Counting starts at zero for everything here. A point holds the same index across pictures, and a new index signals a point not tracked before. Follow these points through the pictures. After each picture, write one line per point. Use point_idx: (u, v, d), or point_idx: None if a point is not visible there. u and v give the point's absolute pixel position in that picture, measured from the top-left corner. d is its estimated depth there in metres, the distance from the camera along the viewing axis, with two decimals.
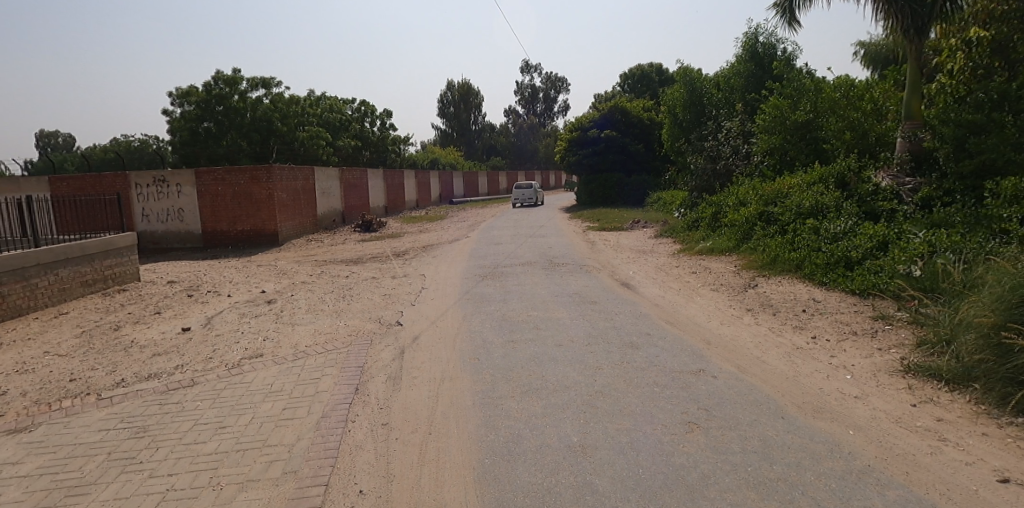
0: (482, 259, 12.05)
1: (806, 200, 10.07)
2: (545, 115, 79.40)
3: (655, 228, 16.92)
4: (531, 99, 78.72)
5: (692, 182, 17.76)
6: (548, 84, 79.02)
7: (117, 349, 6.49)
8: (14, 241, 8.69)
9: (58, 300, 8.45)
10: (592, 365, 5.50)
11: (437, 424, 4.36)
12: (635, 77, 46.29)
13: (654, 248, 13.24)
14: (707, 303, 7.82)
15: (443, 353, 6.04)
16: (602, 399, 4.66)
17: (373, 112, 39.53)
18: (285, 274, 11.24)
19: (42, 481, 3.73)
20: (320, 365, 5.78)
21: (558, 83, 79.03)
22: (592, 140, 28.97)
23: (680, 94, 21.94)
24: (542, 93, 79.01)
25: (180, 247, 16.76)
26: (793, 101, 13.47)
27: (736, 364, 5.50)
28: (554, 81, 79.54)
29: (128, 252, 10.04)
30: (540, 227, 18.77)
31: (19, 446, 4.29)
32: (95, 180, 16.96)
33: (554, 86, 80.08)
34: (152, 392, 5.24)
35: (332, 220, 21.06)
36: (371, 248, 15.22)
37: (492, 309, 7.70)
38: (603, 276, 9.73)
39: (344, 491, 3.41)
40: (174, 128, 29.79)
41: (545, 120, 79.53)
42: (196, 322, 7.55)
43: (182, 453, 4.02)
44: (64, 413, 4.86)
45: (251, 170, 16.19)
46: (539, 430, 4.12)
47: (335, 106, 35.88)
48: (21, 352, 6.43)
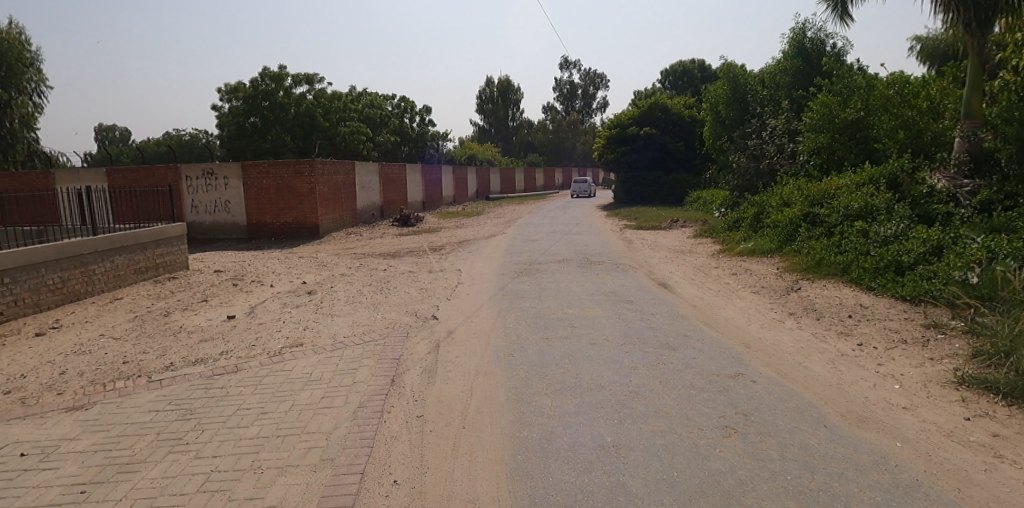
0: (517, 255, 12.05)
1: (855, 201, 9.65)
2: (584, 112, 79.10)
3: (694, 228, 16.61)
4: (570, 96, 78.61)
5: (733, 182, 17.23)
6: (587, 80, 79.03)
7: (167, 334, 6.77)
8: (74, 230, 9.13)
9: (113, 286, 8.85)
10: (627, 365, 5.43)
11: (471, 419, 4.39)
12: (675, 73, 45.52)
13: (693, 248, 12.96)
14: (747, 306, 7.60)
15: (478, 348, 6.05)
16: (637, 400, 4.60)
17: (413, 108, 40.01)
18: (324, 266, 11.49)
19: (97, 457, 3.94)
20: (358, 356, 5.89)
21: (597, 79, 79.26)
22: (631, 137, 28.53)
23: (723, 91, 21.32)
24: (580, 89, 78.71)
25: (226, 237, 17.36)
26: (843, 99, 12.97)
27: (778, 369, 5.33)
28: (593, 77, 79.31)
29: (178, 241, 10.45)
30: (577, 225, 18.63)
31: (75, 423, 4.53)
32: (147, 172, 17.56)
33: (593, 82, 79.88)
34: (199, 376, 5.44)
35: (371, 214, 21.44)
36: (407, 242, 15.36)
37: (527, 305, 7.70)
38: (640, 275, 9.57)
39: (378, 480, 3.48)
40: (222, 123, 30.97)
41: (583, 117, 78.99)
42: (240, 310, 7.79)
43: (225, 436, 4.17)
44: (118, 394, 5.09)
45: (294, 164, 16.60)
46: (573, 428, 4.09)
47: (375, 102, 36.56)
48: (78, 334, 6.77)
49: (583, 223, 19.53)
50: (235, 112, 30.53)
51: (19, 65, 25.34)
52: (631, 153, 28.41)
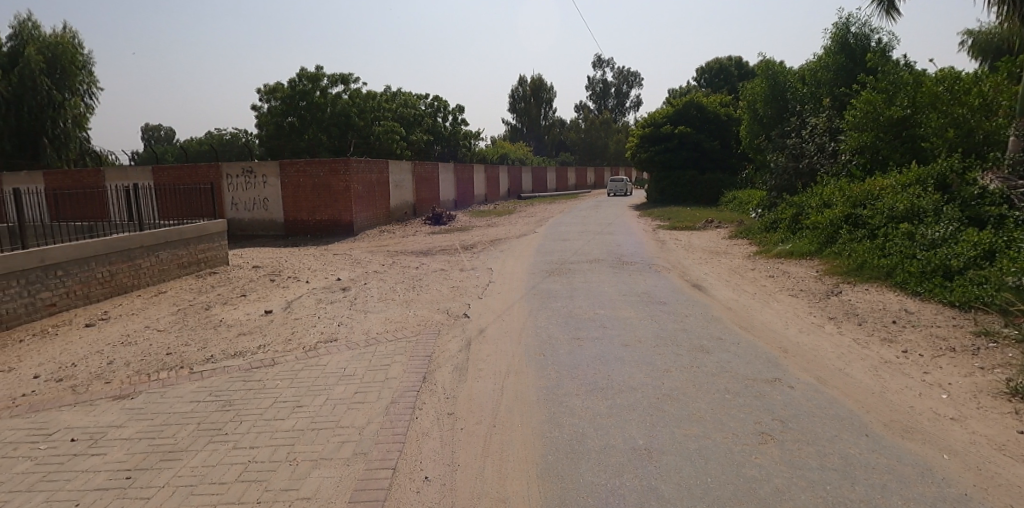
0: (548, 254, 12.02)
1: (900, 202, 9.30)
2: (617, 111, 78.48)
3: (730, 228, 16.29)
4: (603, 95, 78.17)
5: (771, 182, 16.77)
6: (621, 78, 78.47)
7: (208, 327, 6.98)
8: (122, 225, 9.49)
9: (158, 280, 9.17)
10: (659, 368, 5.34)
11: (502, 417, 4.38)
12: (711, 71, 44.64)
13: (728, 249, 12.69)
14: (784, 309, 7.41)
15: (509, 347, 6.04)
16: (670, 403, 4.52)
17: (446, 107, 40.36)
18: (358, 263, 11.68)
19: (142, 444, 4.08)
20: (391, 352, 5.96)
21: (631, 77, 78.63)
22: (665, 136, 28.16)
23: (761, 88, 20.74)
24: (614, 88, 78.15)
25: (264, 234, 17.81)
26: (888, 96, 12.48)
27: (817, 375, 5.16)
28: (626, 75, 78.70)
29: (219, 237, 10.76)
30: (609, 225, 18.48)
31: (122, 411, 4.71)
32: (189, 170, 18.13)
33: (626, 81, 79.23)
34: (237, 369, 5.58)
35: (404, 212, 21.71)
36: (439, 241, 15.49)
37: (558, 305, 7.65)
38: (673, 276, 9.41)
39: (409, 476, 3.52)
40: (261, 123, 31.87)
41: (617, 116, 78.37)
42: (276, 305, 7.97)
43: (263, 428, 4.27)
44: (161, 384, 5.28)
45: (330, 162, 16.93)
46: (604, 430, 4.05)
47: (409, 102, 37.09)
48: (125, 326, 7.05)
49: (615, 222, 19.37)
50: (274, 112, 31.38)
51: (72, 67, 26.77)
52: (664, 152, 28.02)
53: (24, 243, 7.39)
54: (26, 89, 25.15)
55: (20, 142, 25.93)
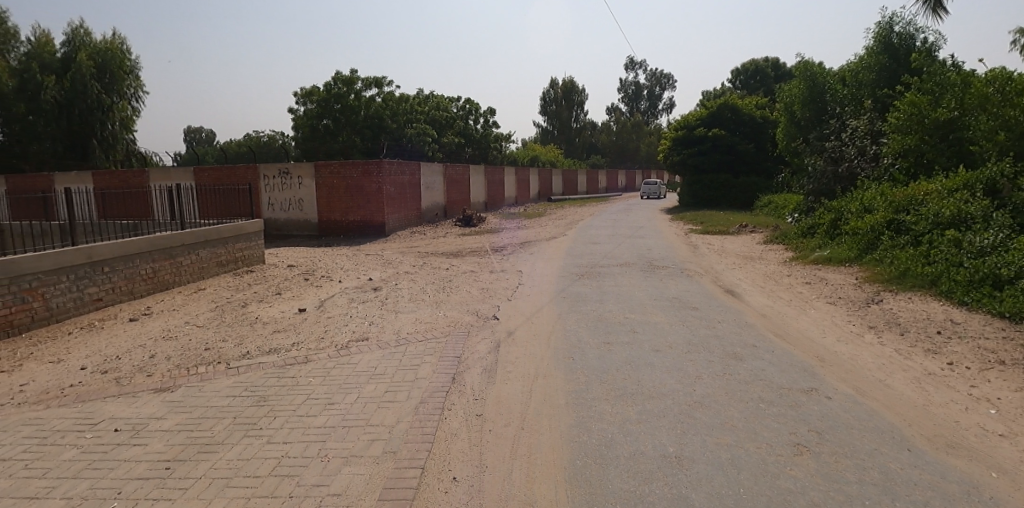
0: (578, 257, 11.96)
1: (946, 208, 8.94)
2: (649, 113, 77.73)
3: (765, 233, 15.93)
4: (635, 98, 77.58)
5: (809, 186, 16.31)
6: (653, 80, 77.78)
7: (244, 324, 7.17)
8: (164, 224, 9.83)
9: (197, 277, 9.47)
10: (691, 374, 5.24)
11: (531, 420, 4.37)
12: (747, 73, 43.82)
13: (763, 255, 12.40)
14: (821, 317, 7.19)
15: (538, 350, 6.02)
16: (701, 411, 4.43)
17: (477, 110, 40.65)
18: (390, 264, 11.83)
19: (180, 436, 4.21)
20: (420, 352, 6.01)
21: (663, 79, 77.87)
22: (698, 139, 27.76)
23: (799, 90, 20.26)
24: (646, 90, 77.44)
25: (298, 234, 18.21)
26: (934, 98, 12.12)
27: (855, 385, 4.99)
28: (659, 77, 77.97)
29: (256, 237, 11.04)
30: (640, 228, 18.29)
31: (162, 404, 4.87)
32: (229, 171, 18.66)
33: (659, 83, 78.46)
34: (271, 365, 5.71)
35: (435, 214, 21.93)
36: (469, 242, 15.57)
37: (588, 309, 7.60)
38: (706, 282, 9.24)
39: (438, 476, 3.53)
40: (297, 125, 32.62)
41: (649, 118, 77.64)
42: (310, 303, 8.13)
43: (295, 424, 4.35)
44: (199, 378, 5.44)
45: (363, 164, 17.22)
46: (633, 436, 3.99)
47: (441, 105, 37.56)
48: (166, 321, 7.30)
49: (646, 226, 19.15)
50: (309, 114, 32.00)
51: (120, 72, 27.92)
52: (697, 155, 27.62)
53: (73, 240, 7.72)
54: (77, 94, 26.57)
55: (72, 143, 27.38)
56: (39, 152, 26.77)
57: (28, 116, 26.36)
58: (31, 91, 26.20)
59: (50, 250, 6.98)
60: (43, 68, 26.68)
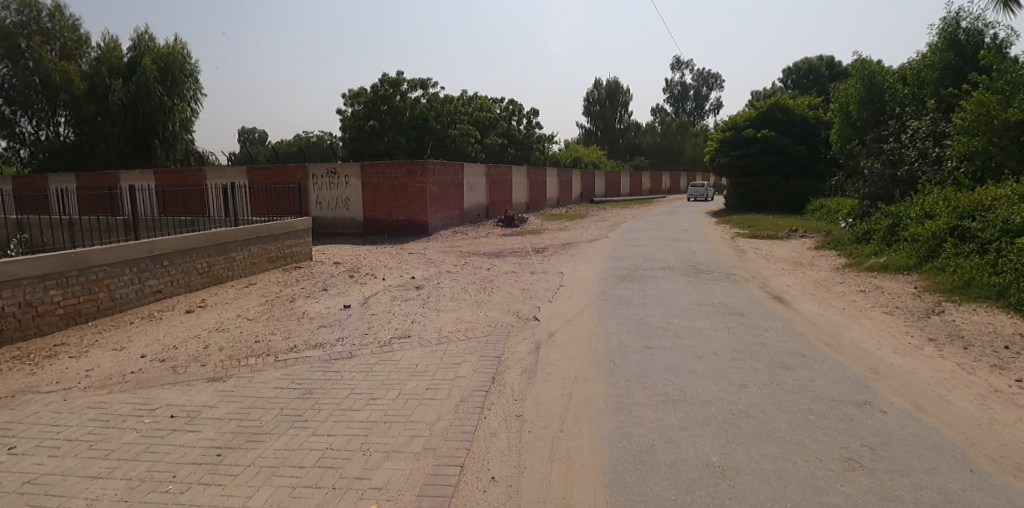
0: (621, 260, 11.84)
1: (1016, 215, 8.40)
2: (695, 114, 76.24)
3: (816, 238, 15.36)
4: (681, 98, 76.28)
5: (864, 189, 15.68)
6: (700, 81, 76.34)
7: (293, 318, 7.41)
8: (220, 221, 10.26)
9: (249, 272, 9.85)
10: (735, 382, 5.10)
11: (570, 423, 4.34)
12: (799, 72, 42.34)
13: (813, 261, 11.95)
14: (876, 327, 6.86)
15: (578, 352, 5.99)
16: (746, 420, 4.29)
17: (520, 111, 40.80)
18: (432, 263, 12.00)
19: (231, 425, 4.38)
20: (461, 351, 6.07)
21: (711, 79, 76.38)
22: (746, 140, 27.06)
23: (856, 90, 19.53)
24: (692, 90, 76.01)
25: (344, 232, 18.70)
26: (1005, 97, 11.42)
27: (912, 400, 4.74)
28: (706, 77, 76.45)
29: (304, 234, 11.40)
30: (684, 231, 17.94)
31: (215, 393, 5.08)
32: (280, 170, 19.33)
33: (706, 83, 76.96)
34: (317, 359, 5.88)
35: (477, 214, 22.12)
36: (510, 243, 15.62)
37: (629, 312, 7.50)
38: (752, 287, 8.98)
39: (476, 475, 3.55)
40: (345, 126, 33.51)
41: (695, 119, 76.13)
42: (355, 300, 8.34)
43: (339, 417, 4.47)
44: (249, 369, 5.65)
45: (407, 165, 17.57)
46: (675, 443, 3.91)
47: (485, 106, 38.01)
48: (220, 313, 7.62)
49: (690, 229, 18.79)
50: (357, 115, 32.74)
51: (180, 76, 29.13)
52: (745, 157, 26.92)
53: (136, 234, 8.16)
54: (142, 96, 28.09)
55: (137, 143, 29.07)
56: (107, 151, 29.06)
57: (97, 117, 28.49)
58: (100, 95, 28.07)
59: (115, 244, 7.41)
60: (111, 72, 28.31)
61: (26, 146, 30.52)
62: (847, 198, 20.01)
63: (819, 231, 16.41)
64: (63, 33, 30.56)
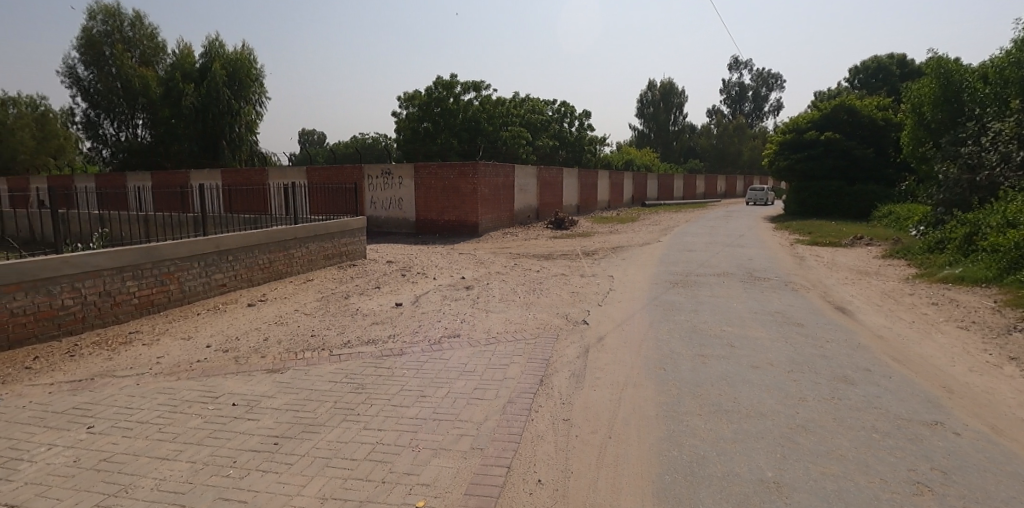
0: (673, 265, 11.61)
1: None
2: (753, 115, 73.78)
3: (884, 246, 14.55)
4: (739, 99, 74.04)
5: (938, 195, 14.77)
6: (759, 81, 73.98)
7: (347, 315, 7.65)
8: (281, 218, 10.71)
9: (307, 269, 10.23)
10: (794, 395, 4.90)
11: (619, 429, 4.28)
12: (867, 70, 40.23)
13: (880, 270, 11.32)
14: (950, 343, 6.43)
15: (628, 357, 5.90)
16: (805, 436, 4.11)
17: (573, 113, 40.61)
18: (483, 263, 12.12)
19: (288, 415, 4.56)
20: (509, 352, 6.10)
21: (770, 79, 73.90)
22: (808, 143, 25.96)
23: (930, 90, 18.46)
24: (751, 91, 73.65)
25: (397, 231, 19.15)
26: None
27: (990, 423, 4.40)
28: (765, 78, 74.01)
29: (359, 233, 11.75)
30: (739, 237, 17.39)
31: (273, 384, 5.31)
32: (337, 170, 19.98)
33: (765, 84, 74.43)
34: (370, 355, 6.05)
35: (527, 216, 22.20)
36: (559, 245, 15.57)
37: (681, 319, 7.33)
38: (812, 297, 8.60)
39: (523, 477, 3.56)
40: (399, 128, 34.32)
41: (753, 121, 73.67)
42: (406, 298, 8.53)
43: (390, 413, 4.57)
44: (306, 362, 5.87)
45: (459, 166, 17.85)
46: (727, 456, 3.79)
47: (537, 107, 38.42)
48: (279, 308, 7.95)
49: (746, 235, 18.20)
50: (411, 118, 33.42)
51: (247, 80, 30.81)
52: (807, 161, 25.84)
53: (204, 231, 8.64)
54: (212, 100, 29.65)
55: (206, 144, 30.59)
56: (179, 152, 30.78)
57: (171, 119, 30.10)
58: (175, 98, 29.71)
59: (185, 239, 7.87)
60: (185, 77, 29.99)
61: (109, 147, 32.69)
62: (919, 204, 18.87)
63: (887, 239, 15.53)
64: (143, 41, 32.53)
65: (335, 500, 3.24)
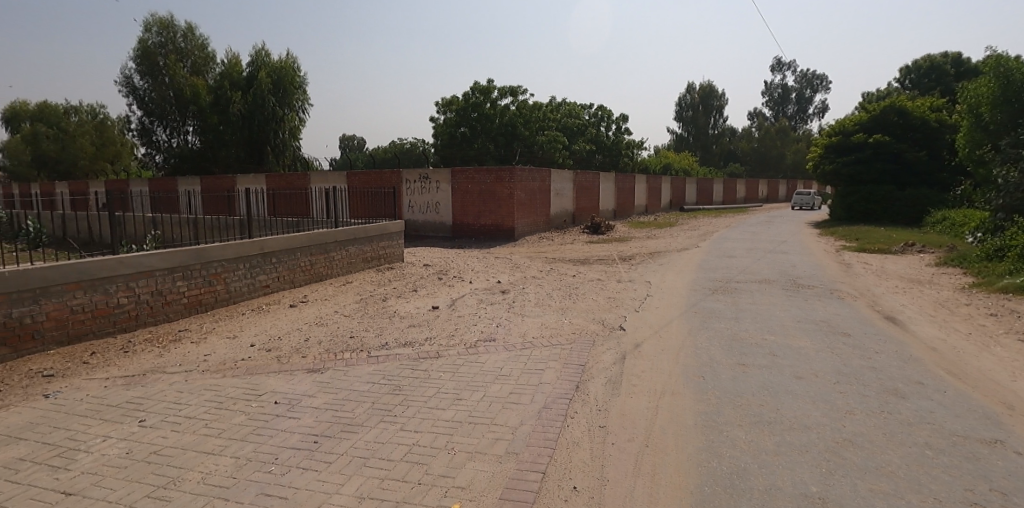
0: (712, 271, 11.38)
1: None
2: (797, 117, 71.76)
3: (938, 254, 13.89)
4: (782, 100, 72.14)
5: (998, 201, 14.01)
6: (803, 82, 71.97)
7: (385, 317, 7.79)
8: (322, 222, 10.99)
9: (346, 271, 10.47)
10: (840, 408, 4.73)
11: (656, 438, 4.22)
12: (919, 70, 38.60)
13: (935, 279, 10.81)
14: (1011, 356, 6.09)
15: (666, 365, 5.81)
16: (852, 451, 3.97)
17: (610, 117, 40.25)
18: (518, 268, 12.15)
19: (327, 414, 4.67)
20: (545, 357, 6.09)
21: (816, 80, 71.81)
22: (855, 146, 25.04)
23: (990, 90, 17.57)
24: (794, 92, 71.71)
25: (434, 235, 19.39)
26: None
27: None
28: (810, 79, 71.97)
29: (397, 236, 11.96)
30: (782, 242, 16.91)
31: (314, 383, 5.45)
32: (376, 175, 20.40)
33: (810, 85, 72.31)
34: (407, 357, 6.13)
35: (563, 220, 22.14)
36: (596, 250, 15.46)
37: (721, 326, 7.18)
38: (860, 306, 8.28)
39: (558, 483, 3.54)
40: (437, 133, 34.82)
41: (797, 123, 71.60)
42: (443, 302, 8.63)
43: (426, 415, 4.63)
44: (345, 363, 6.01)
45: (496, 171, 17.99)
46: (770, 469, 3.69)
47: (574, 111, 38.35)
48: (319, 309, 8.16)
49: (789, 240, 17.68)
50: (449, 123, 33.95)
51: (291, 88, 31.68)
52: (854, 164, 24.98)
53: (250, 233, 8.94)
54: (257, 107, 30.72)
55: (251, 149, 31.68)
56: (227, 157, 31.93)
57: (220, 126, 31.46)
58: (224, 106, 30.99)
59: (232, 242, 8.17)
60: (233, 85, 31.16)
61: (161, 152, 34.21)
62: (977, 210, 17.97)
63: (942, 245, 14.83)
64: (194, 52, 33.88)
65: (372, 499, 3.30)
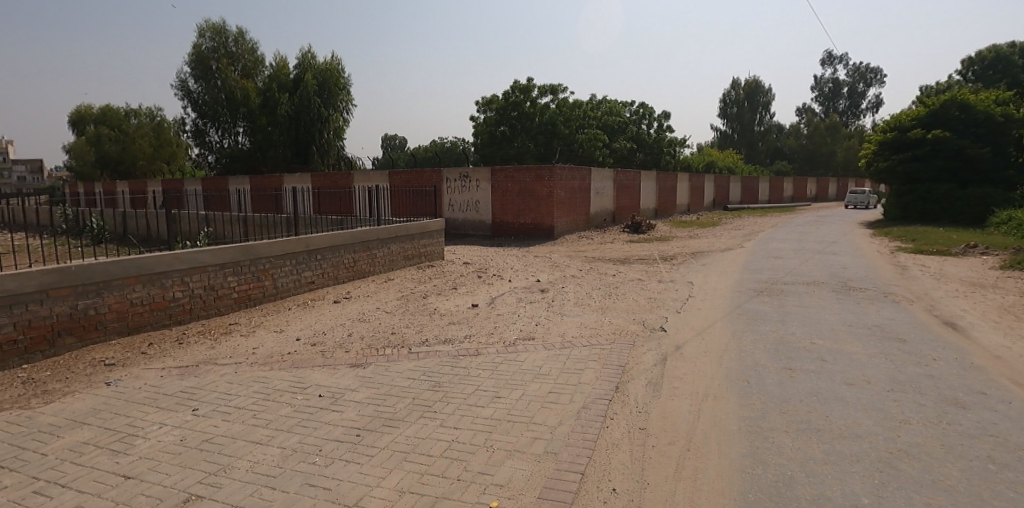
0: (759, 272, 11.07)
1: None
2: (850, 113, 68.86)
3: (1005, 256, 13.08)
4: (833, 96, 69.31)
5: None
6: (857, 77, 69.03)
7: (425, 314, 7.91)
8: (365, 220, 11.26)
9: (388, 269, 10.69)
10: (894, 417, 4.53)
11: (698, 442, 4.16)
12: (984, 61, 36.41)
13: (1001, 283, 10.18)
14: None
15: (708, 368, 5.71)
16: (907, 462, 3.80)
17: (651, 114, 39.69)
18: (558, 267, 12.12)
19: (370, 409, 4.79)
20: (584, 357, 6.07)
21: (870, 75, 68.78)
22: (913, 142, 23.85)
23: None
24: (846, 87, 68.84)
25: (474, 233, 19.55)
26: None
27: None
28: (864, 73, 69.02)
29: (437, 235, 12.13)
30: (832, 243, 16.26)
31: (356, 378, 5.59)
32: (418, 174, 20.77)
33: (864, 79, 69.22)
34: (447, 355, 6.22)
35: (603, 219, 21.93)
36: (636, 250, 15.25)
37: (766, 329, 6.98)
38: (916, 310, 7.91)
39: (597, 484, 3.54)
40: (477, 132, 35.14)
41: (849, 119, 68.70)
42: (482, 300, 8.71)
43: (466, 412, 4.69)
44: (387, 359, 6.14)
45: (536, 170, 18.00)
46: (818, 478, 3.58)
47: (615, 109, 38.01)
48: (361, 305, 8.37)
49: (840, 241, 16.98)
50: (489, 122, 34.22)
51: (335, 89, 32.44)
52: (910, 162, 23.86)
53: (296, 231, 9.24)
54: (303, 108, 31.67)
55: (298, 149, 32.70)
56: (274, 157, 33.08)
57: (269, 127, 32.68)
58: (272, 107, 32.15)
59: (279, 239, 8.47)
60: (280, 87, 32.31)
61: (214, 153, 35.73)
62: None
63: (1010, 247, 13.94)
64: (244, 55, 35.13)
65: (411, 494, 3.37)
